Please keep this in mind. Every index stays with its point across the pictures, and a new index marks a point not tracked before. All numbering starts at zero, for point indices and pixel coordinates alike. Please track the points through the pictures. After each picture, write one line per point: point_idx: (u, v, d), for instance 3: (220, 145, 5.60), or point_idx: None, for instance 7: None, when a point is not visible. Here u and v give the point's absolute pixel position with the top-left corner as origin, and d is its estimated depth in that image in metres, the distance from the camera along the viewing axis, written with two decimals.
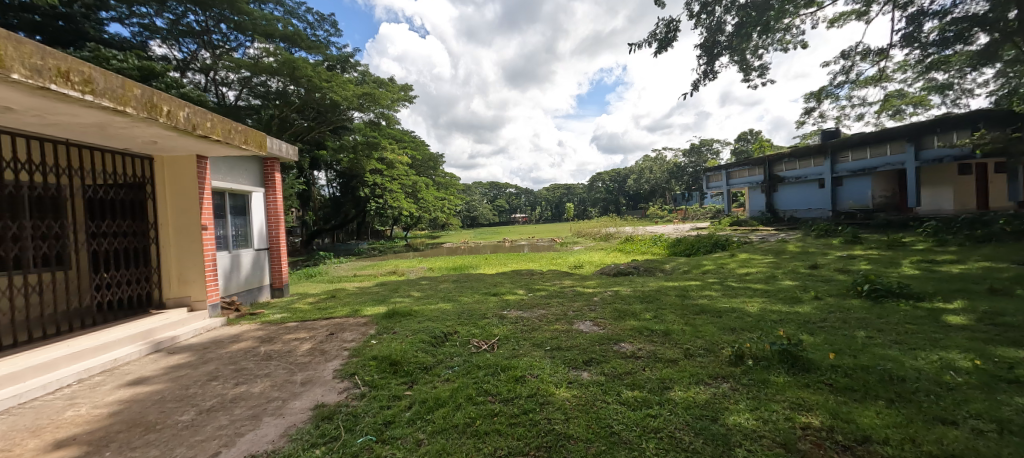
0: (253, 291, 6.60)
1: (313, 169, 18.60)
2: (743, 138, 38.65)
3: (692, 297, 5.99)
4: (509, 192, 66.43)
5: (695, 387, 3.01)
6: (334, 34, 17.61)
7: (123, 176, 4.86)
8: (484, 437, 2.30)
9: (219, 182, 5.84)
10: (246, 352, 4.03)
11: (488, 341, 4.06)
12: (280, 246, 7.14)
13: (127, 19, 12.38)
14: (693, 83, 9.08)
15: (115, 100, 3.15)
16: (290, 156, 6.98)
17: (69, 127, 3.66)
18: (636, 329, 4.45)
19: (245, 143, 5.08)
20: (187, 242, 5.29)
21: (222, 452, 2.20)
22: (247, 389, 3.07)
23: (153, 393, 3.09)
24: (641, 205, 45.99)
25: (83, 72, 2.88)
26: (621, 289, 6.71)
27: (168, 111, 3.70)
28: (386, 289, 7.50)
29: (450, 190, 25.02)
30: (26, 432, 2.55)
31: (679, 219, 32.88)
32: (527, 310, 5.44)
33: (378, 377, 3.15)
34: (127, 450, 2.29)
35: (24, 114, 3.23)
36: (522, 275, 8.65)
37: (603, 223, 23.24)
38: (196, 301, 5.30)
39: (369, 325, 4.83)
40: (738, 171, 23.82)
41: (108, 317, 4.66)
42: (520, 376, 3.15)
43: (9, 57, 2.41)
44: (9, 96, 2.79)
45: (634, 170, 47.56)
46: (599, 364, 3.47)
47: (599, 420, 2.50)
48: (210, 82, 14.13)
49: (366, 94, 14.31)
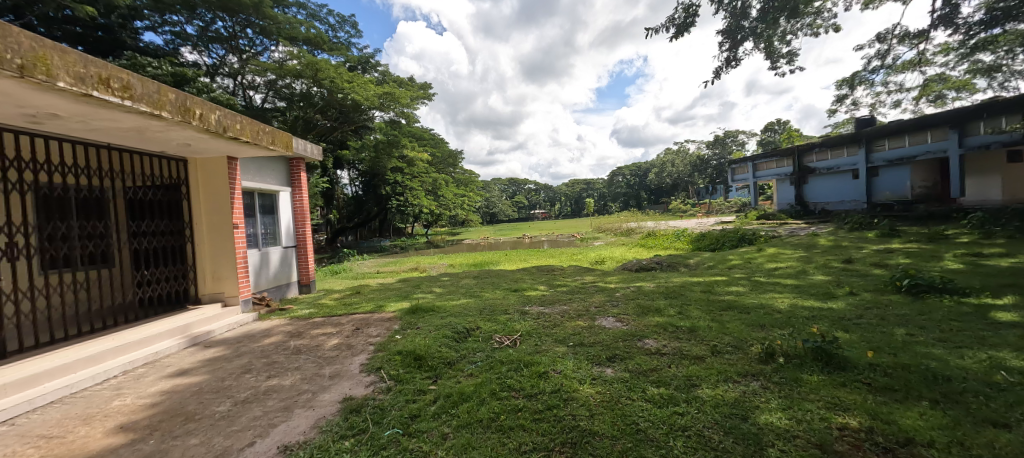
0: (282, 287, 6.83)
1: (336, 169, 19.01)
2: (771, 128, 37.43)
3: (718, 294, 5.83)
4: (528, 188, 66.34)
5: (723, 384, 2.94)
6: (355, 35, 17.91)
7: (159, 177, 5.05)
8: (509, 432, 2.31)
9: (250, 182, 6.04)
10: (276, 346, 4.17)
11: (510, 337, 4.06)
12: (308, 243, 7.38)
13: (160, 27, 13.00)
14: (716, 71, 8.83)
15: (152, 105, 3.29)
16: (315, 156, 7.15)
17: (111, 132, 3.85)
18: (660, 325, 4.38)
19: (272, 143, 5.22)
20: (220, 240, 5.48)
21: (257, 442, 2.29)
22: (278, 382, 3.17)
23: (192, 385, 3.24)
24: (664, 199, 45.19)
25: (122, 79, 3.02)
26: (644, 285, 6.59)
27: (200, 114, 3.85)
28: (409, 285, 7.61)
29: (470, 187, 25.21)
30: (79, 420, 2.72)
31: (702, 213, 32.20)
32: (549, 305, 5.43)
33: (402, 371, 3.20)
34: (169, 439, 2.40)
35: (70, 121, 3.42)
36: (543, 271, 8.63)
37: (624, 217, 22.95)
38: (230, 297, 5.50)
39: (394, 320, 4.92)
40: (765, 163, 23.14)
41: (148, 313, 4.89)
42: (544, 372, 3.14)
43: (55, 67, 2.55)
44: (55, 103, 2.95)
45: (655, 163, 46.75)
46: (623, 360, 3.43)
47: (625, 417, 2.46)
48: (238, 87, 14.62)
49: (386, 94, 14.54)
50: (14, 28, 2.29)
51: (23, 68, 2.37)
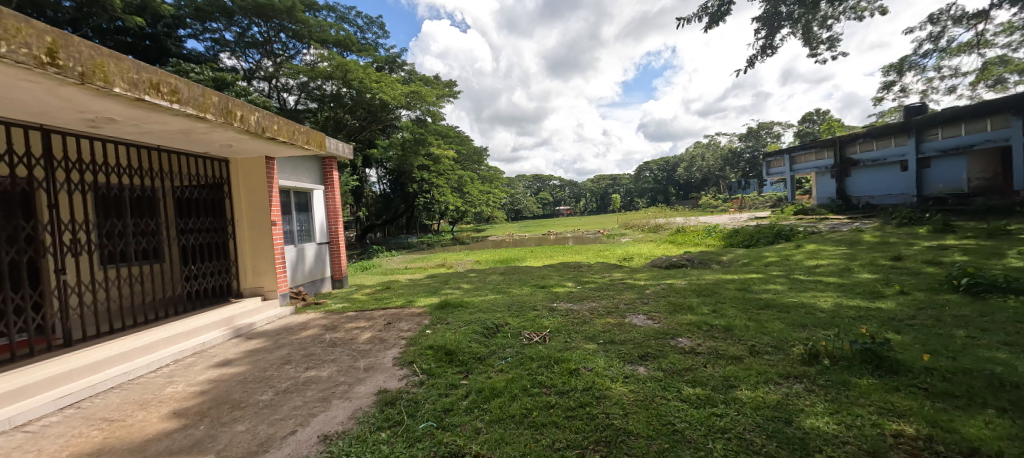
0: (316, 282, 7.07)
1: (365, 167, 19.49)
2: (809, 119, 35.66)
3: (754, 292, 5.60)
4: (553, 184, 65.90)
5: (764, 386, 2.82)
6: (382, 35, 18.25)
7: (203, 177, 5.32)
8: (542, 428, 2.29)
9: (286, 181, 6.28)
10: (313, 339, 4.32)
11: (540, 333, 4.04)
12: (341, 239, 7.60)
13: (201, 35, 13.69)
14: (751, 60, 8.47)
15: (197, 108, 3.45)
16: (347, 155, 7.34)
17: (160, 134, 4.07)
18: (694, 324, 4.25)
19: (307, 143, 5.39)
20: (259, 237, 5.73)
21: (298, 430, 2.37)
22: (316, 373, 3.28)
23: (236, 374, 3.40)
24: (693, 194, 43.90)
25: (170, 83, 3.18)
26: (675, 282, 6.41)
27: (241, 116, 4.01)
28: (437, 281, 7.72)
29: (495, 183, 25.30)
30: (136, 405, 2.91)
31: (734, 208, 31.08)
32: (577, 301, 5.39)
33: (434, 365, 3.24)
34: (218, 425, 2.52)
35: (125, 125, 3.63)
36: (570, 268, 8.54)
37: (652, 213, 22.44)
38: (269, 291, 5.74)
39: (424, 315, 5.00)
40: (803, 155, 22.04)
41: (196, 305, 5.17)
42: (575, 369, 3.10)
43: (112, 73, 2.71)
44: (112, 108, 3.14)
45: (684, 157, 45.43)
46: (656, 359, 3.34)
47: (660, 417, 2.40)
48: (273, 90, 15.19)
49: (413, 93, 14.79)
50: (76, 38, 2.44)
51: (84, 75, 2.53)
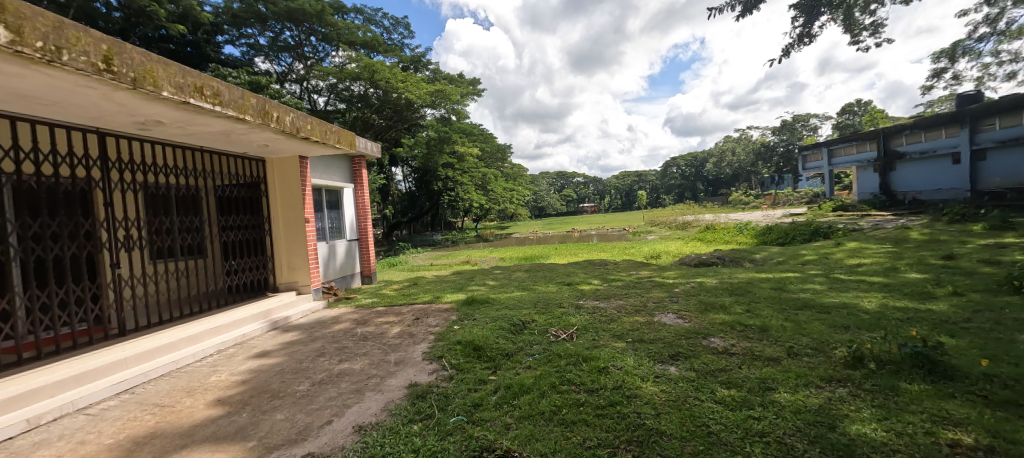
0: (347, 277, 7.27)
1: (391, 166, 19.89)
2: (849, 110, 33.86)
3: (790, 291, 5.37)
4: (576, 181, 65.24)
5: (804, 389, 2.70)
6: (408, 36, 18.53)
7: (242, 176, 5.55)
8: (572, 426, 2.28)
9: (319, 180, 6.48)
10: (345, 332, 4.45)
11: (567, 330, 4.02)
12: (370, 236, 7.79)
13: (238, 40, 14.30)
14: (788, 49, 8.10)
15: (237, 109, 3.60)
16: (375, 154, 7.50)
17: (203, 136, 4.27)
18: (727, 323, 4.11)
19: (338, 142, 5.55)
20: (294, 233, 5.94)
21: (334, 420, 2.45)
22: (349, 366, 3.38)
23: (274, 365, 3.54)
24: (723, 190, 42.50)
25: (213, 87, 3.33)
26: (705, 281, 6.23)
27: (277, 117, 4.16)
28: (463, 278, 7.80)
29: (519, 181, 25.30)
30: (185, 391, 3.08)
31: (767, 205, 29.91)
32: (604, 299, 5.33)
33: (463, 360, 3.27)
34: (260, 412, 2.64)
35: (172, 127, 3.83)
36: (595, 265, 8.45)
37: (680, 210, 21.89)
38: (303, 286, 5.96)
39: (451, 311, 5.06)
40: (843, 148, 20.92)
41: (236, 299, 5.42)
42: (604, 367, 3.06)
43: (160, 78, 2.86)
44: (160, 111, 3.32)
45: (714, 152, 44.02)
46: (688, 359, 3.26)
47: (694, 418, 2.34)
48: (304, 92, 15.71)
49: (437, 91, 15.02)
50: (129, 45, 2.58)
51: (136, 80, 2.68)
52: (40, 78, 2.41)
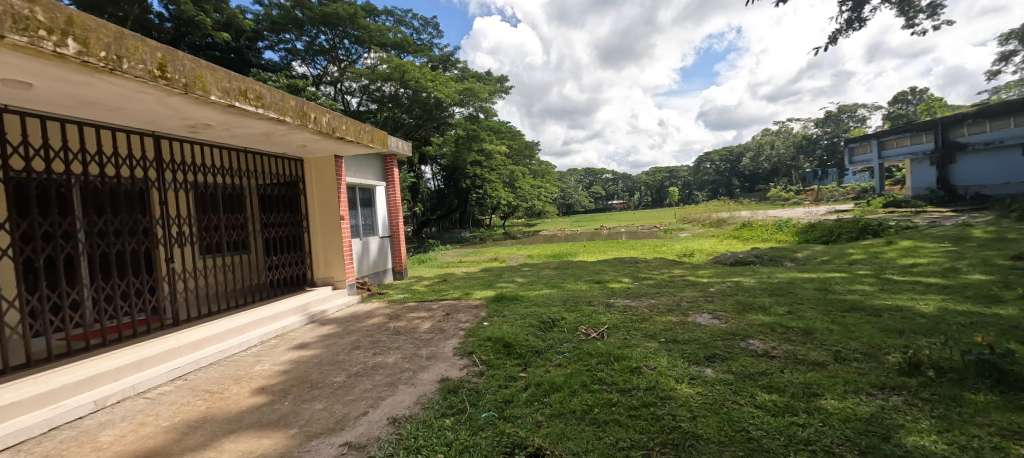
0: (379, 273, 7.48)
1: (420, 164, 20.25)
2: (902, 99, 31.56)
3: (836, 292, 5.06)
4: (605, 178, 64.23)
5: (854, 396, 2.54)
6: (436, 35, 18.78)
7: (281, 175, 5.81)
8: (604, 426, 2.24)
9: (353, 178, 6.68)
10: (379, 326, 4.58)
11: (597, 329, 3.96)
12: (401, 233, 7.97)
13: (277, 46, 14.94)
14: (834, 35, 7.62)
15: (278, 111, 3.76)
16: (406, 152, 7.66)
17: (247, 137, 4.49)
18: (767, 325, 3.93)
19: (371, 141, 5.70)
20: (330, 230, 6.16)
21: (370, 412, 2.52)
22: (383, 359, 3.47)
23: (313, 357, 3.69)
24: (760, 186, 40.66)
25: (256, 90, 3.50)
26: (742, 280, 5.98)
27: (315, 118, 4.32)
28: (492, 275, 7.85)
29: (547, 178, 25.16)
30: (232, 379, 3.27)
31: (809, 200, 28.36)
32: (635, 298, 5.22)
33: (493, 357, 3.30)
34: (300, 401, 2.77)
35: (219, 129, 4.05)
36: (626, 263, 8.31)
37: (714, 207, 21.10)
38: (338, 281, 6.18)
39: (481, 307, 5.10)
40: (896, 140, 19.57)
41: (277, 292, 5.67)
42: (636, 367, 3.00)
43: (208, 83, 3.02)
44: (209, 114, 3.50)
45: (751, 146, 42.17)
46: (725, 361, 3.13)
47: (733, 423, 2.24)
48: (338, 93, 16.24)
49: (466, 90, 15.24)
50: (180, 53, 2.75)
51: (187, 86, 2.85)
52: (104, 86, 2.61)
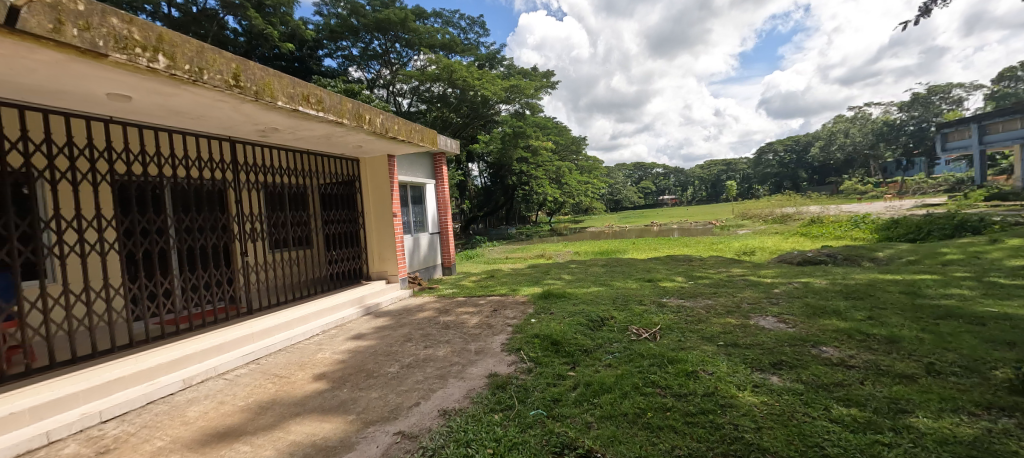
0: (429, 268, 7.72)
1: (468, 162, 20.62)
2: (1011, 75, 27.36)
3: (928, 297, 4.48)
4: (655, 172, 61.75)
5: (952, 416, 2.22)
6: (483, 34, 19.01)
7: (340, 175, 6.15)
8: (658, 431, 2.14)
9: (404, 177, 6.93)
10: (429, 320, 4.72)
11: (649, 329, 3.81)
12: (449, 229, 8.17)
13: (335, 53, 15.86)
14: (925, 6, 6.73)
15: (336, 114, 3.98)
16: (454, 150, 7.82)
17: (309, 139, 4.79)
18: (842, 331, 3.56)
19: (422, 140, 5.87)
20: (384, 226, 6.45)
21: (421, 403, 2.60)
22: (433, 352, 3.57)
23: (369, 347, 3.88)
24: (832, 178, 37.08)
25: (317, 95, 3.72)
26: (812, 282, 5.47)
27: (370, 119, 4.53)
28: (538, 271, 7.82)
29: (594, 173, 24.65)
30: (297, 365, 3.52)
31: (891, 193, 25.44)
32: (690, 298, 4.95)
33: (541, 354, 3.27)
34: (357, 389, 2.92)
35: (285, 133, 4.36)
36: (679, 261, 7.92)
37: (778, 201, 19.52)
38: (392, 275, 6.46)
39: (527, 304, 5.10)
40: (1005, 122, 17.63)
41: (336, 285, 6.04)
42: (692, 371, 2.84)
43: (276, 90, 3.26)
44: (277, 119, 3.78)
45: (821, 135, 38.57)
46: (793, 369, 2.88)
47: (804, 437, 2.05)
48: (390, 96, 16.95)
49: (512, 87, 15.34)
50: (252, 63, 2.98)
51: (258, 93, 3.08)
52: (189, 96, 2.89)
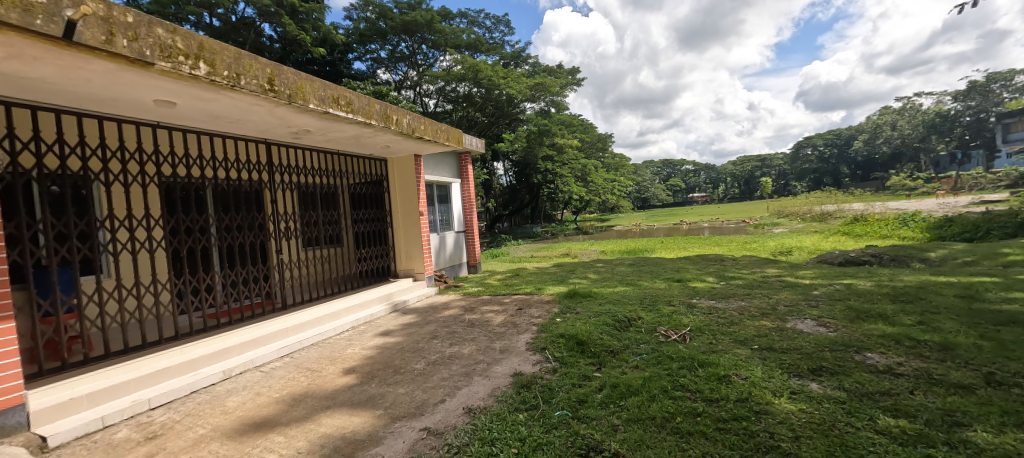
0: (455, 266, 7.80)
1: (493, 161, 20.71)
2: None
3: (988, 300, 4.13)
4: (685, 169, 60.01)
5: (1018, 431, 2.03)
6: (508, 33, 19.02)
7: (369, 175, 6.30)
8: (687, 437, 2.07)
9: (430, 176, 7.04)
10: (454, 318, 4.77)
11: (678, 331, 3.70)
12: (475, 228, 8.22)
13: (364, 56, 16.27)
14: None
15: (365, 115, 4.07)
16: (479, 149, 7.87)
17: (339, 141, 4.93)
18: (890, 337, 3.33)
19: (448, 140, 5.93)
20: (411, 225, 6.57)
21: (446, 400, 2.63)
22: (459, 350, 3.60)
23: (396, 343, 3.96)
24: (878, 174, 34.88)
25: (346, 97, 3.82)
26: (855, 283, 5.16)
27: (397, 120, 4.61)
28: (564, 270, 7.76)
29: (621, 171, 24.23)
30: (329, 360, 3.64)
31: (945, 190, 23.67)
32: (722, 299, 4.78)
33: (566, 354, 3.24)
34: (385, 384, 2.99)
35: (317, 135, 4.50)
36: (709, 261, 7.66)
37: (817, 199, 18.56)
38: (418, 273, 6.57)
39: (553, 303, 5.07)
40: None
41: (366, 282, 6.20)
42: (724, 375, 2.74)
43: (308, 93, 3.36)
44: (309, 122, 3.91)
45: (865, 128, 36.37)
46: (834, 376, 2.72)
47: (847, 449, 1.92)
48: (417, 96, 17.25)
49: (537, 85, 15.30)
50: (285, 67, 3.09)
51: (291, 96, 3.20)
52: (228, 101, 3.03)
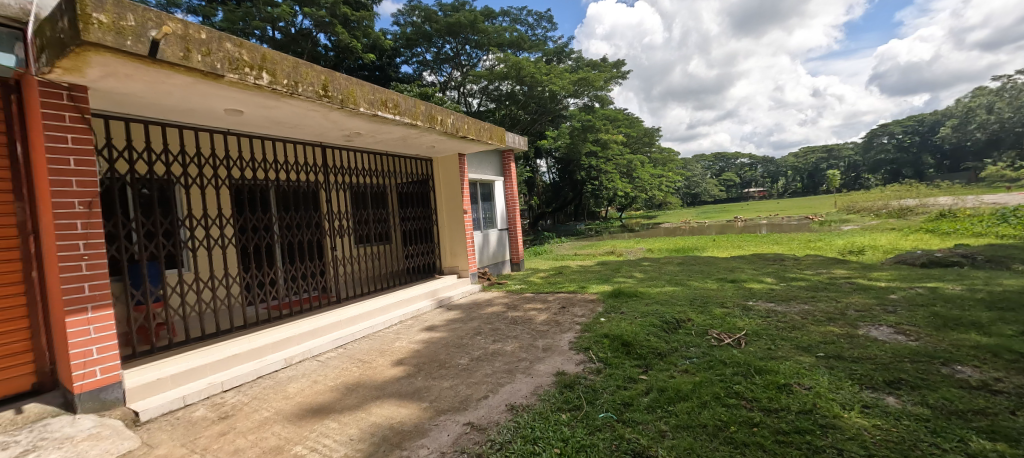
0: (498, 264, 7.87)
1: (536, 158, 20.66)
2: None
3: None
4: (739, 163, 56.47)
5: None
6: (550, 28, 18.84)
7: (415, 175, 6.51)
8: (743, 448, 1.94)
9: (473, 174, 7.14)
10: (497, 315, 4.81)
11: (732, 334, 3.48)
12: (518, 226, 8.24)
13: (411, 59, 16.82)
14: None
15: (411, 116, 4.20)
16: (521, 147, 7.87)
17: (387, 142, 5.13)
18: (988, 349, 2.92)
19: (490, 138, 5.99)
20: (455, 223, 6.71)
21: (489, 396, 2.65)
22: (502, 347, 3.63)
23: (441, 338, 4.07)
24: (972, 163, 30.79)
25: (394, 99, 3.96)
26: (942, 287, 4.59)
27: (441, 120, 4.71)
28: (608, 269, 7.58)
29: (669, 166, 23.25)
30: (378, 352, 3.80)
31: None
32: (782, 302, 4.44)
33: (611, 355, 3.16)
34: (430, 377, 3.07)
35: (367, 137, 4.70)
36: (768, 260, 7.16)
37: (895, 192, 16.76)
38: (462, 270, 6.71)
39: (597, 302, 4.97)
40: None
41: (413, 278, 6.44)
42: (785, 384, 2.54)
43: (358, 97, 3.52)
44: (359, 124, 4.10)
45: (955, 112, 32.27)
46: (916, 390, 2.44)
47: None
48: (461, 96, 17.59)
49: (580, 80, 15.08)
50: (338, 73, 3.25)
51: (343, 100, 3.36)
52: (288, 108, 3.24)
